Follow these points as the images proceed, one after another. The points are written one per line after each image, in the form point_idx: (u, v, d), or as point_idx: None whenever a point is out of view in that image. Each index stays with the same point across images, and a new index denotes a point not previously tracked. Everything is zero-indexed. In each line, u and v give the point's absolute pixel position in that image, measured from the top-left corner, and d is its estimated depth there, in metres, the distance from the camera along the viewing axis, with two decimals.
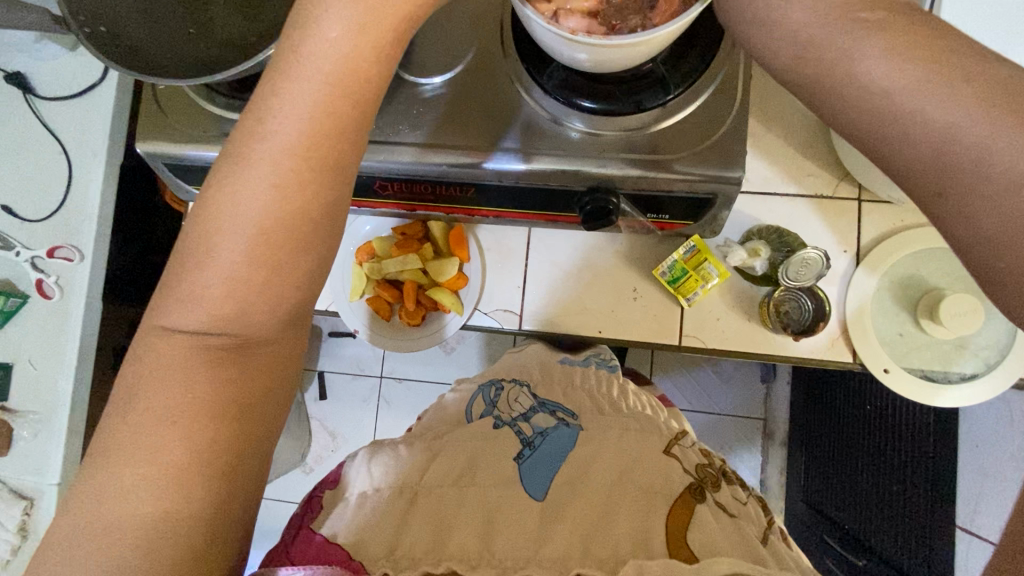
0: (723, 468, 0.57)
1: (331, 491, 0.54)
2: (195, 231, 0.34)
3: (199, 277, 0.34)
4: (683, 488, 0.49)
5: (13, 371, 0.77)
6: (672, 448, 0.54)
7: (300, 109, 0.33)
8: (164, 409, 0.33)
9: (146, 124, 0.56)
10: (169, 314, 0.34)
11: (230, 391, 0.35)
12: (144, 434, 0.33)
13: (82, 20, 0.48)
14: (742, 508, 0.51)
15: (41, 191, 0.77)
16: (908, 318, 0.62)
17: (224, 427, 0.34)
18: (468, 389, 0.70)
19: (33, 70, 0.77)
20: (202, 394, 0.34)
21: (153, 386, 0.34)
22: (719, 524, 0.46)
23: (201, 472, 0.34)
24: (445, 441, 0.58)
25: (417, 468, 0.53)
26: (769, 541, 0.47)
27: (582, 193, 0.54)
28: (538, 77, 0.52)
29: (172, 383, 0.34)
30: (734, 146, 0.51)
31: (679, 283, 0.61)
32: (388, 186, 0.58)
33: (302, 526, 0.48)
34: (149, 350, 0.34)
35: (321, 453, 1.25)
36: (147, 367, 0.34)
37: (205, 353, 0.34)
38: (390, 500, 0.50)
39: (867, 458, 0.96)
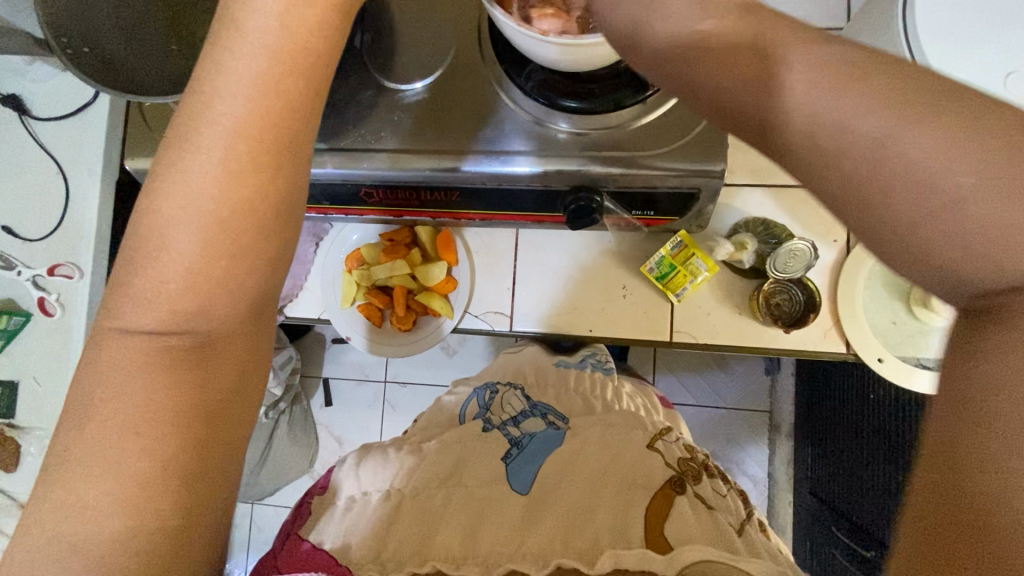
0: (706, 463, 0.56)
1: (320, 496, 0.54)
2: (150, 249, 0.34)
3: (163, 293, 0.33)
4: (663, 480, 0.49)
5: (18, 388, 0.78)
6: (656, 443, 0.54)
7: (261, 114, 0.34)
8: (124, 420, 0.32)
9: (133, 142, 0.57)
10: (114, 319, 0.33)
11: (192, 393, 0.34)
12: (114, 439, 0.32)
13: (65, 42, 0.49)
14: (720, 500, 0.50)
15: (39, 210, 0.79)
16: (901, 306, 0.61)
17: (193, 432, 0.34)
18: (465, 391, 0.70)
19: (29, 92, 0.79)
20: (160, 396, 0.33)
21: (104, 391, 0.33)
22: (697, 517, 0.45)
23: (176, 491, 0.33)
24: (437, 444, 0.58)
25: (402, 471, 0.54)
26: (744, 534, 0.46)
27: (566, 193, 0.54)
28: (517, 79, 0.53)
29: (128, 404, 0.33)
30: (714, 139, 0.50)
31: (667, 279, 0.61)
32: (373, 193, 0.58)
33: (289, 535, 0.49)
34: (101, 354, 0.33)
35: (328, 460, 1.26)
36: (96, 370, 0.33)
37: (166, 355, 0.34)
38: (378, 505, 0.49)
39: (873, 449, 0.90)
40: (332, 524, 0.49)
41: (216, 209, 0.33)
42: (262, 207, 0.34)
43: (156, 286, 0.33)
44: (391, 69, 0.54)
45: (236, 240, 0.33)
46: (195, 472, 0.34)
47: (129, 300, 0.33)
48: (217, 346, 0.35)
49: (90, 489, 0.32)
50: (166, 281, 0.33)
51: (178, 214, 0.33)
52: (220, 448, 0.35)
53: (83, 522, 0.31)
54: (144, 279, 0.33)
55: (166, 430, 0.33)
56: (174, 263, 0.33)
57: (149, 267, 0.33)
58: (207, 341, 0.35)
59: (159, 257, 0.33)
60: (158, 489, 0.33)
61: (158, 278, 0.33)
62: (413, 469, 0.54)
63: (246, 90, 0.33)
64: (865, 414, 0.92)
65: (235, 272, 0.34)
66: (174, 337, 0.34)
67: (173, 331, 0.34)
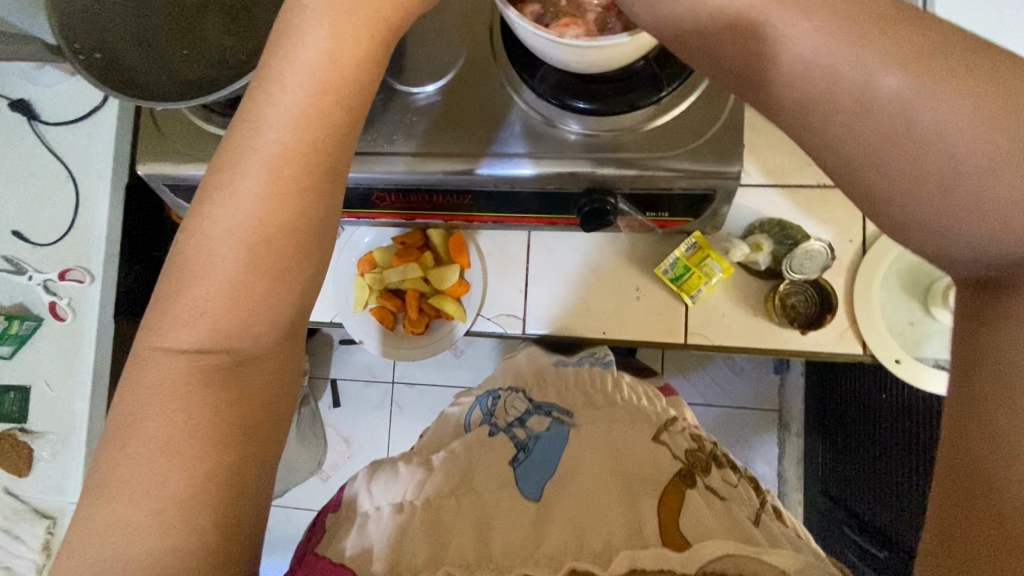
0: (715, 450, 0.54)
1: (335, 513, 0.53)
2: (182, 263, 0.34)
3: (188, 304, 0.33)
4: (674, 474, 0.49)
5: (30, 393, 0.79)
6: (661, 435, 0.54)
7: (283, 124, 0.34)
8: (156, 431, 0.33)
9: (145, 147, 0.57)
10: (163, 336, 0.33)
11: (238, 407, 0.35)
12: (141, 449, 0.33)
13: (78, 49, 0.48)
14: (732, 490, 0.49)
15: (49, 215, 0.79)
16: (918, 305, 0.61)
17: (232, 446, 0.34)
18: (467, 402, 0.70)
19: (38, 98, 0.79)
20: (212, 410, 0.34)
21: (157, 408, 0.33)
22: (710, 511, 0.45)
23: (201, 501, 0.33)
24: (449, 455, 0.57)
25: (415, 483, 0.53)
26: (761, 523, 0.44)
27: (580, 195, 0.54)
28: (530, 80, 0.52)
29: (157, 414, 0.33)
30: (729, 141, 0.50)
31: (682, 280, 0.61)
32: (386, 197, 0.58)
33: (305, 554, 0.48)
34: (152, 369, 0.34)
35: (337, 461, 1.26)
36: (149, 387, 0.34)
37: (221, 371, 0.34)
38: (393, 518, 0.49)
39: (886, 450, 0.90)
40: (352, 538, 0.48)
41: (244, 219, 0.33)
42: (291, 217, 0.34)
43: (210, 307, 0.33)
44: (403, 72, 0.54)
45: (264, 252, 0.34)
46: (231, 482, 0.34)
47: (181, 318, 0.33)
48: (262, 359, 0.36)
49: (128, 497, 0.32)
50: (202, 294, 0.33)
51: (226, 227, 0.33)
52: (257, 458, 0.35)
53: (120, 530, 0.32)
54: (196, 299, 0.33)
55: (198, 440, 0.33)
56: (221, 279, 0.33)
57: (201, 286, 0.33)
58: (251, 355, 0.35)
59: (200, 273, 0.33)
60: (192, 497, 0.33)
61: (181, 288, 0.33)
62: (425, 480, 0.53)
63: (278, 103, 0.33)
64: (879, 415, 0.92)
65: (259, 283, 0.34)
66: (224, 354, 0.34)
67: (220, 348, 0.34)
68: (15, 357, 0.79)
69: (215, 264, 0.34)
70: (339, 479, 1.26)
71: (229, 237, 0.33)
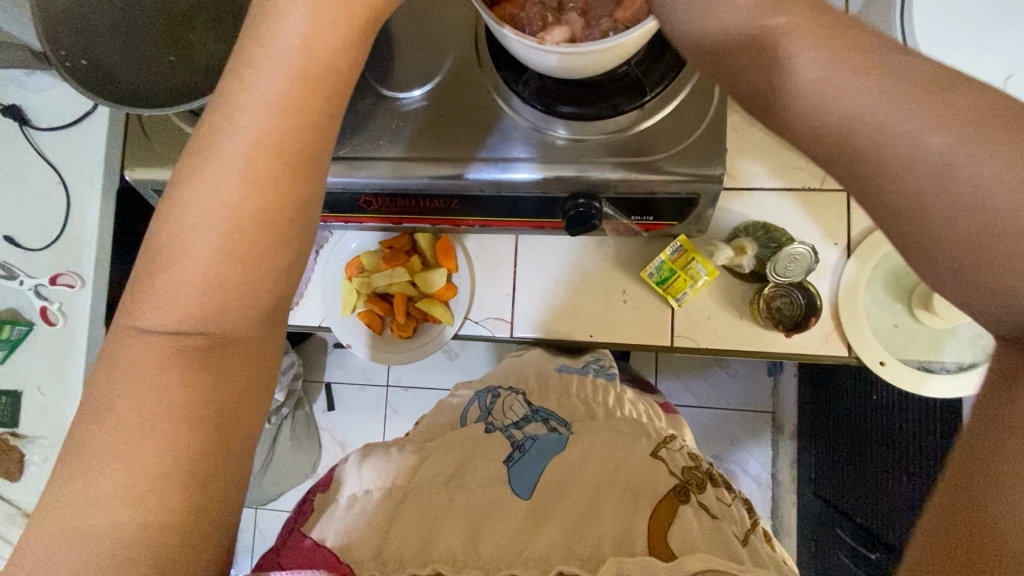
0: (711, 471, 0.56)
1: (322, 494, 0.55)
2: (151, 270, 0.34)
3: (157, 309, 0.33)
4: (667, 489, 0.49)
5: (21, 397, 0.79)
6: (659, 451, 0.54)
7: (249, 116, 0.33)
8: (125, 439, 0.32)
9: (133, 152, 0.57)
10: (143, 316, 0.34)
11: (214, 394, 0.34)
12: (107, 456, 0.32)
13: (63, 55, 0.48)
14: (725, 509, 0.50)
15: (40, 221, 0.79)
16: (902, 308, 0.61)
17: (206, 431, 0.34)
18: (466, 396, 0.69)
19: (30, 103, 0.79)
20: (188, 397, 0.34)
21: (132, 387, 0.33)
22: (701, 525, 0.46)
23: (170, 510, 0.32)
24: (437, 445, 0.58)
25: (405, 471, 0.54)
26: (749, 543, 0.46)
27: (565, 199, 0.54)
28: (515, 87, 0.53)
29: (126, 423, 0.32)
30: (714, 144, 0.51)
31: (668, 283, 0.61)
32: (373, 202, 0.58)
33: (293, 531, 0.49)
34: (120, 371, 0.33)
35: (331, 464, 1.26)
36: (129, 366, 0.34)
37: (196, 352, 0.34)
38: (379, 500, 0.50)
39: (877, 451, 0.90)
40: (335, 519, 0.48)
41: (215, 219, 0.33)
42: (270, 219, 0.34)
43: (186, 291, 0.33)
44: (390, 78, 0.54)
45: (241, 253, 0.34)
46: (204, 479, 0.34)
47: (159, 299, 0.33)
48: (238, 348, 0.35)
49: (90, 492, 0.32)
50: (176, 287, 0.33)
51: (194, 225, 0.33)
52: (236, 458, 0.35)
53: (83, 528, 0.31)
54: (168, 283, 0.33)
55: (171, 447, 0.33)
56: (196, 262, 0.33)
57: (168, 269, 0.33)
58: (227, 338, 0.35)
59: (173, 265, 0.34)
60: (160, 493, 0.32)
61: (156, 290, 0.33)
62: (415, 470, 0.53)
63: (253, 103, 0.33)
64: (871, 416, 0.92)
65: (235, 285, 0.34)
66: (200, 336, 0.34)
67: (198, 330, 0.34)
68: (6, 362, 0.79)
69: (190, 251, 0.33)
70: None
71: (200, 236, 0.33)
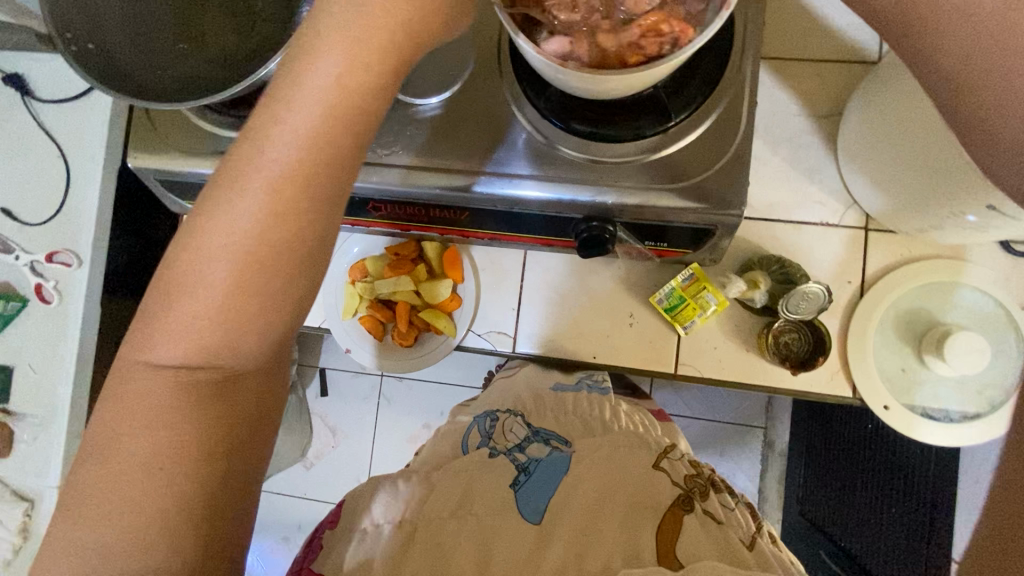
0: (712, 477, 0.56)
1: (331, 530, 0.52)
2: (166, 279, 0.34)
3: (172, 315, 0.34)
4: (672, 500, 0.50)
5: (13, 374, 0.78)
6: (660, 462, 0.54)
7: (277, 141, 0.33)
8: (143, 454, 0.34)
9: (137, 139, 0.55)
10: (153, 349, 0.34)
11: (218, 426, 0.35)
12: (122, 470, 0.34)
13: (70, 38, 0.47)
14: (729, 514, 0.51)
15: (39, 194, 0.77)
16: (911, 352, 0.60)
17: (214, 449, 0.35)
18: (462, 424, 0.67)
19: (32, 72, 0.77)
20: (197, 432, 0.35)
21: (144, 413, 0.34)
22: (707, 534, 0.47)
23: (180, 518, 0.34)
24: (441, 473, 0.57)
25: (414, 500, 0.53)
26: (755, 547, 0.47)
27: (578, 220, 0.53)
28: (534, 99, 0.51)
29: (143, 437, 0.34)
30: (737, 177, 0.49)
31: (676, 311, 0.60)
32: (383, 207, 0.57)
33: (302, 567, 0.49)
34: (140, 380, 0.34)
35: (321, 449, 1.27)
36: (135, 400, 0.34)
37: (208, 386, 0.35)
38: (391, 537, 0.49)
39: (871, 482, 0.99)
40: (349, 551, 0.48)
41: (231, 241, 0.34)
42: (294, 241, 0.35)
43: (197, 326, 0.34)
44: (408, 82, 0.52)
45: (271, 283, 0.35)
46: (218, 489, 0.36)
47: (170, 335, 0.34)
48: (249, 375, 0.37)
49: (123, 498, 0.33)
50: (182, 305, 0.34)
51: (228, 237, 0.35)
52: (231, 476, 0.36)
53: (121, 526, 0.33)
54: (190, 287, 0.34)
55: (182, 462, 0.34)
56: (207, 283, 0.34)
57: (185, 277, 0.34)
58: (237, 371, 0.36)
59: (184, 285, 0.34)
60: (188, 498, 0.35)
61: (172, 307, 0.34)
62: (427, 498, 0.53)
63: (280, 122, 0.34)
64: (873, 449, 0.99)
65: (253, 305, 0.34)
66: (212, 370, 0.35)
67: (212, 364, 0.35)
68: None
69: (209, 278, 0.33)
70: (322, 467, 1.27)
71: (221, 251, 0.34)
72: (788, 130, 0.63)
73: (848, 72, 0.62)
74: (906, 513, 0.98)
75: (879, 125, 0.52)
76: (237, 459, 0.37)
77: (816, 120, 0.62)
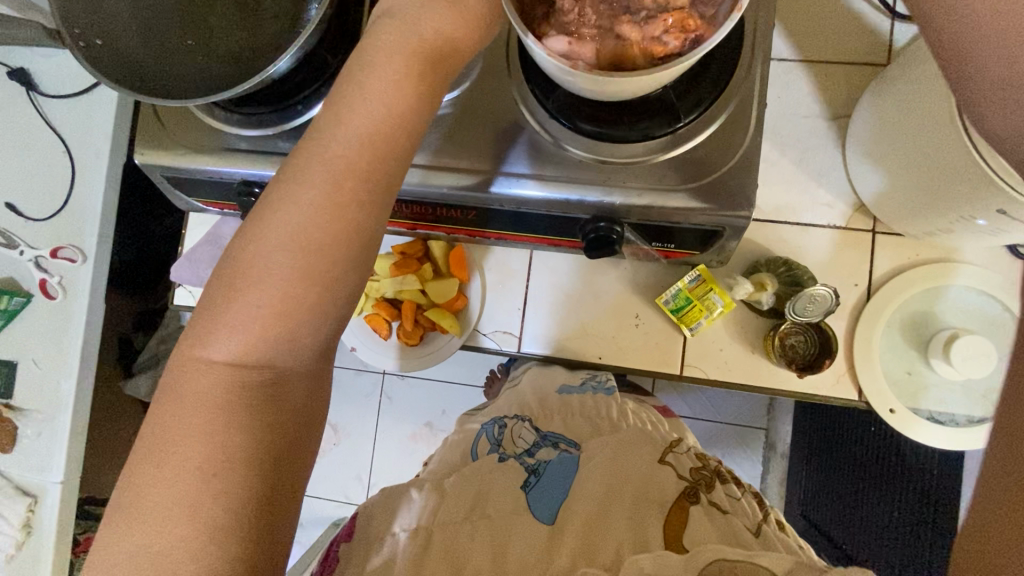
0: (719, 469, 0.56)
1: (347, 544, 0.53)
2: (223, 281, 0.36)
3: (226, 315, 0.36)
4: (677, 493, 0.50)
5: (17, 369, 0.78)
6: (665, 457, 0.55)
7: None
8: (200, 450, 0.34)
9: (144, 136, 0.55)
10: (212, 346, 0.36)
11: (270, 424, 0.36)
12: (177, 466, 0.34)
13: (78, 33, 0.47)
14: (735, 504, 0.51)
15: (43, 189, 0.77)
16: (917, 356, 0.60)
17: (269, 448, 0.36)
18: (470, 431, 0.66)
19: (36, 67, 0.77)
20: (251, 431, 0.35)
21: (203, 408, 0.35)
22: (712, 525, 0.47)
23: (236, 518, 0.34)
24: (455, 481, 0.55)
25: (428, 505, 0.52)
26: (761, 533, 0.47)
27: (585, 220, 0.53)
28: (543, 99, 0.51)
29: (200, 432, 0.34)
30: (744, 180, 0.49)
31: (682, 312, 0.60)
32: (390, 206, 0.57)
33: None
34: (197, 376, 0.35)
35: (323, 446, 1.27)
36: (192, 398, 0.35)
37: (261, 384, 0.36)
38: (407, 546, 0.48)
39: (874, 485, 0.99)
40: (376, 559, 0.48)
41: None
42: (309, 241, 0.36)
43: (249, 324, 0.35)
44: None
45: (287, 283, 0.35)
46: (269, 491, 0.35)
47: (230, 333, 0.35)
48: (299, 378, 0.38)
49: (176, 495, 0.34)
50: None
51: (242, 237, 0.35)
52: (283, 477, 0.36)
53: (175, 523, 0.33)
54: None
55: (237, 460, 0.35)
56: None
57: None
58: (288, 372, 0.37)
59: None
60: (243, 498, 0.34)
61: None
62: (438, 506, 0.52)
63: None
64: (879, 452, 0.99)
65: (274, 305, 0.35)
66: (264, 369, 0.36)
67: (264, 361, 0.36)
68: (4, 331, 0.78)
69: (267, 276, 0.35)
70: (324, 464, 1.27)
71: None
72: (796, 131, 0.63)
73: (855, 75, 0.62)
74: (909, 516, 0.99)
75: (889, 127, 0.52)
76: (288, 462, 0.37)
77: (824, 122, 0.62)
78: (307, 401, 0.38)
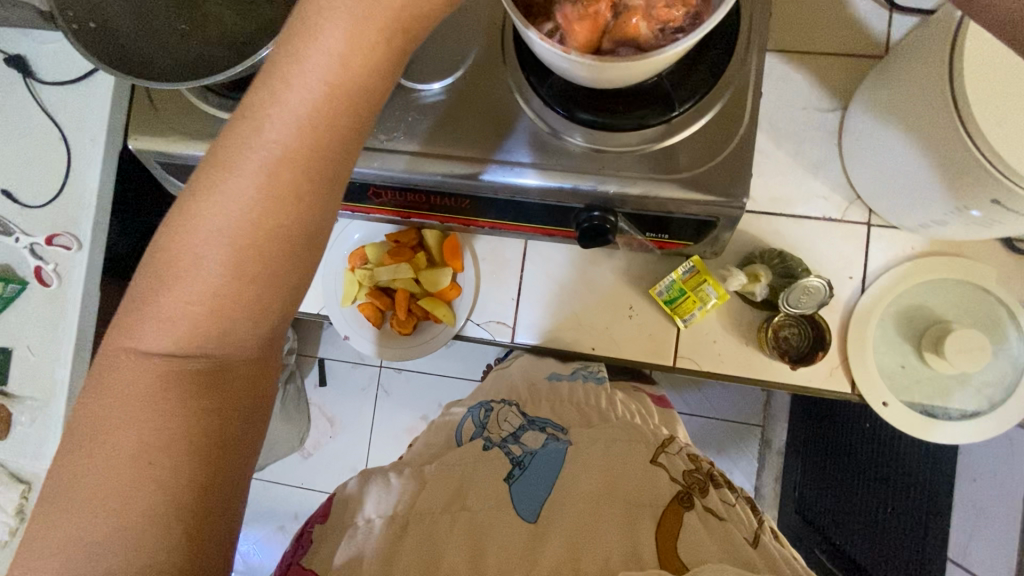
0: (712, 471, 0.55)
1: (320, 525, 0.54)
2: (159, 265, 0.35)
3: (178, 300, 0.34)
4: (672, 497, 0.49)
5: (12, 356, 0.78)
6: (659, 457, 0.54)
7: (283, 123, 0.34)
8: (131, 441, 0.34)
9: (138, 121, 0.55)
10: (141, 340, 0.35)
11: (206, 418, 0.36)
12: (110, 458, 0.34)
13: (71, 16, 0.46)
14: (730, 510, 0.50)
15: (39, 176, 0.77)
16: (912, 350, 0.60)
17: (203, 439, 0.35)
18: (455, 414, 0.67)
19: (34, 54, 0.76)
20: (185, 421, 0.35)
21: (131, 399, 0.34)
22: (709, 533, 0.46)
23: (171, 509, 0.34)
24: (436, 468, 0.56)
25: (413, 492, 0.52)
26: (759, 545, 0.46)
27: (580, 210, 0.53)
28: (538, 86, 0.50)
29: (130, 424, 0.34)
30: (740, 168, 0.49)
31: (676, 303, 0.60)
32: (384, 194, 0.56)
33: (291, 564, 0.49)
34: (125, 368, 0.35)
35: (319, 439, 1.27)
36: (121, 389, 0.35)
37: (194, 376, 0.35)
38: (382, 531, 0.49)
39: (870, 481, 0.99)
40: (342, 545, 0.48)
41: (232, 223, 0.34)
42: (296, 222, 0.35)
43: (198, 310, 0.34)
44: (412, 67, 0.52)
45: (270, 263, 0.35)
46: (207, 480, 0.35)
47: (159, 325, 0.35)
48: (238, 367, 0.37)
49: (110, 489, 0.33)
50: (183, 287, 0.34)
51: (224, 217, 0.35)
52: (222, 467, 0.36)
53: (107, 516, 0.33)
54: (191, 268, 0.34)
55: (171, 450, 0.34)
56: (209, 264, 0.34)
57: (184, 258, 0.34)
58: (226, 361, 0.37)
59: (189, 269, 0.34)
60: (179, 487, 0.34)
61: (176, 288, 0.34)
62: (415, 497, 0.52)
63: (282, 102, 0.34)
64: (874, 448, 0.98)
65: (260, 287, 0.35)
66: (200, 358, 0.36)
67: (198, 350, 0.35)
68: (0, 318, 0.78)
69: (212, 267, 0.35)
70: (321, 457, 1.27)
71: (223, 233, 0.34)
72: (793, 123, 0.63)
73: (855, 65, 0.62)
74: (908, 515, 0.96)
75: (885, 120, 0.52)
76: (227, 451, 0.36)
77: (821, 114, 0.62)
78: (249, 390, 0.38)
